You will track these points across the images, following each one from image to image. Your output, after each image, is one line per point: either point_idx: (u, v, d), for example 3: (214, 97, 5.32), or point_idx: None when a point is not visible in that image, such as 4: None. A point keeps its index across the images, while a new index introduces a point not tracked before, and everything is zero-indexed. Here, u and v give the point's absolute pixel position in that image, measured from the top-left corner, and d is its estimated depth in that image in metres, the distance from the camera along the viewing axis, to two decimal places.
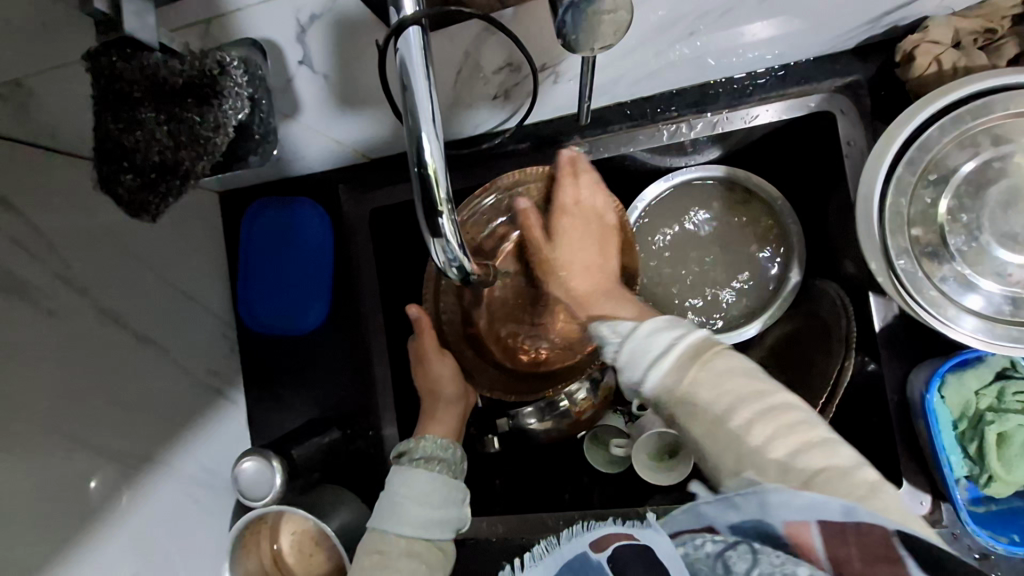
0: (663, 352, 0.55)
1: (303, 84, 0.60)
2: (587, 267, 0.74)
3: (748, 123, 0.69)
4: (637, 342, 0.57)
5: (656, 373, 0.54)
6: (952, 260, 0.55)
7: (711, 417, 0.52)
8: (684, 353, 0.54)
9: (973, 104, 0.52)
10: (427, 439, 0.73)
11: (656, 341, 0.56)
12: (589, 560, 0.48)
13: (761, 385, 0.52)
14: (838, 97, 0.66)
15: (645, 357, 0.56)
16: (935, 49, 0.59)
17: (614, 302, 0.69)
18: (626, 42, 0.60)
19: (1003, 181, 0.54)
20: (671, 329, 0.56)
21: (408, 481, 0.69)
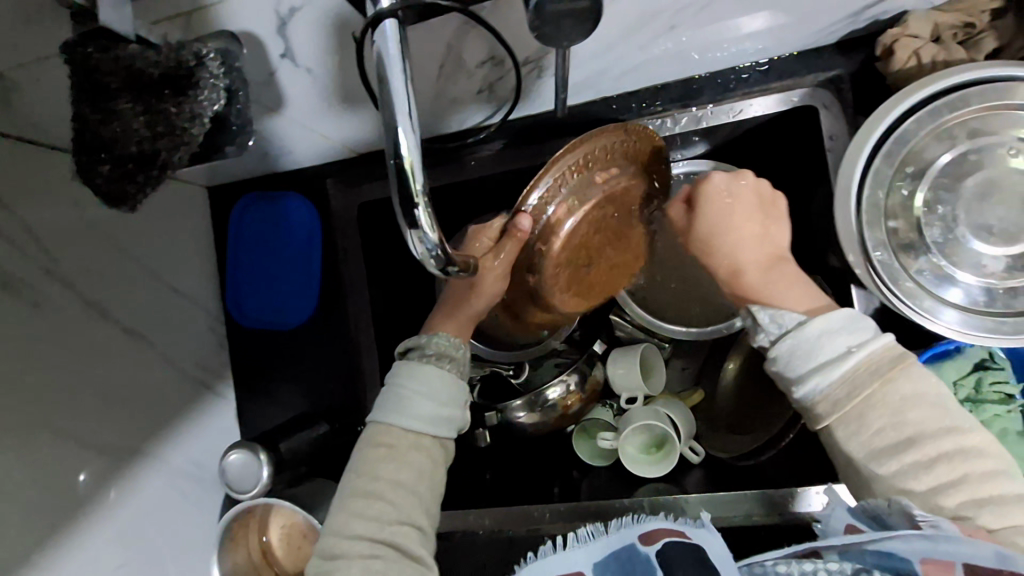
0: (834, 358, 0.50)
1: (287, 75, 0.59)
2: (748, 239, 0.60)
3: (733, 117, 0.70)
4: (797, 343, 0.52)
5: (818, 379, 0.50)
6: (929, 253, 0.55)
7: (857, 451, 0.50)
8: (861, 370, 0.49)
9: (949, 98, 0.53)
10: (440, 336, 0.62)
11: (828, 345, 0.51)
12: (636, 552, 0.52)
13: (912, 431, 0.48)
14: (821, 91, 0.67)
15: (812, 359, 0.51)
16: (914, 43, 0.59)
17: (791, 291, 0.56)
18: (608, 36, 0.60)
19: (980, 174, 0.55)
20: (847, 331, 0.51)
21: (414, 374, 0.59)
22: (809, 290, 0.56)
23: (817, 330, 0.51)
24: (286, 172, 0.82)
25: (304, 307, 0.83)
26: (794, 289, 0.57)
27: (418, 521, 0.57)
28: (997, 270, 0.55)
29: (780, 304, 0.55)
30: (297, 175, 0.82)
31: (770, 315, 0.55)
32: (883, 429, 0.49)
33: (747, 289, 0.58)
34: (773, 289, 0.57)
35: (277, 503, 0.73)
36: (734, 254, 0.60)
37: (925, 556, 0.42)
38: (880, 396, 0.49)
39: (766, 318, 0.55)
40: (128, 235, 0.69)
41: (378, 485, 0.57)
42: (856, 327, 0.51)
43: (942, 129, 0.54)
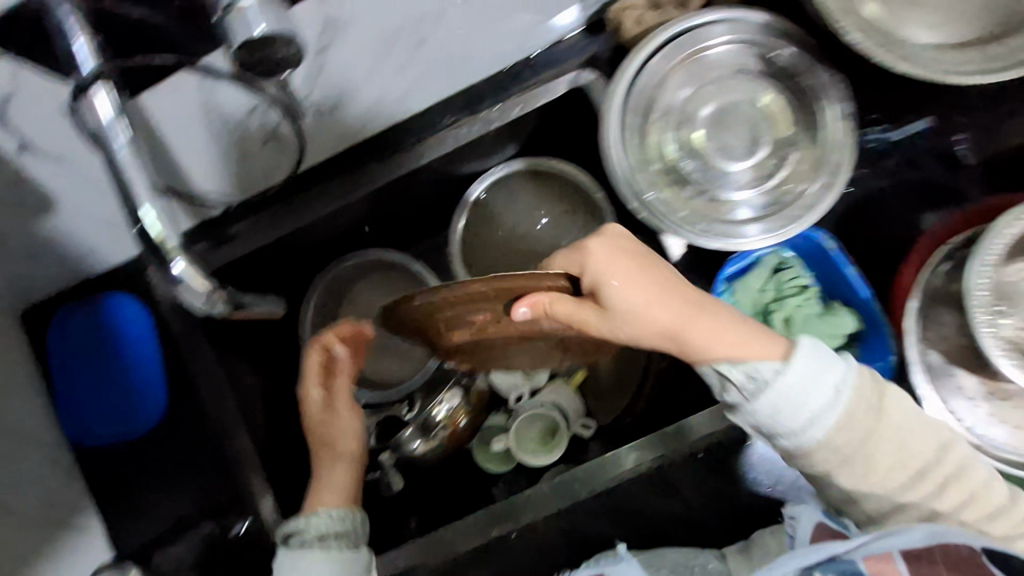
0: (828, 403, 0.54)
1: (53, 173, 0.62)
2: (654, 306, 0.55)
3: (514, 112, 0.76)
4: (793, 396, 0.54)
5: (823, 426, 0.54)
6: (693, 183, 0.63)
7: (887, 498, 0.58)
8: (856, 403, 0.55)
9: (664, 51, 0.61)
10: (319, 515, 0.61)
11: (820, 389, 0.54)
12: None
13: (890, 441, 0.56)
14: (588, 72, 0.74)
15: (801, 411, 0.54)
16: (635, 13, 0.68)
17: (756, 352, 0.56)
18: (356, 57, 0.65)
19: (710, 109, 0.63)
20: (827, 364, 0.55)
21: (294, 569, 0.58)
22: (738, 319, 0.58)
23: (799, 376, 0.54)
24: (102, 272, 0.78)
25: (157, 403, 0.78)
26: (769, 337, 0.57)
27: None
28: (750, 179, 0.63)
29: (748, 358, 0.55)
30: (116, 274, 0.79)
31: (743, 373, 0.55)
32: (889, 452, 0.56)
33: (692, 348, 0.57)
34: (751, 350, 0.56)
35: None
36: (668, 320, 0.56)
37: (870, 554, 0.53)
38: (867, 419, 0.55)
39: (737, 376, 0.56)
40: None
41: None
42: (828, 365, 0.55)
43: (668, 77, 0.62)
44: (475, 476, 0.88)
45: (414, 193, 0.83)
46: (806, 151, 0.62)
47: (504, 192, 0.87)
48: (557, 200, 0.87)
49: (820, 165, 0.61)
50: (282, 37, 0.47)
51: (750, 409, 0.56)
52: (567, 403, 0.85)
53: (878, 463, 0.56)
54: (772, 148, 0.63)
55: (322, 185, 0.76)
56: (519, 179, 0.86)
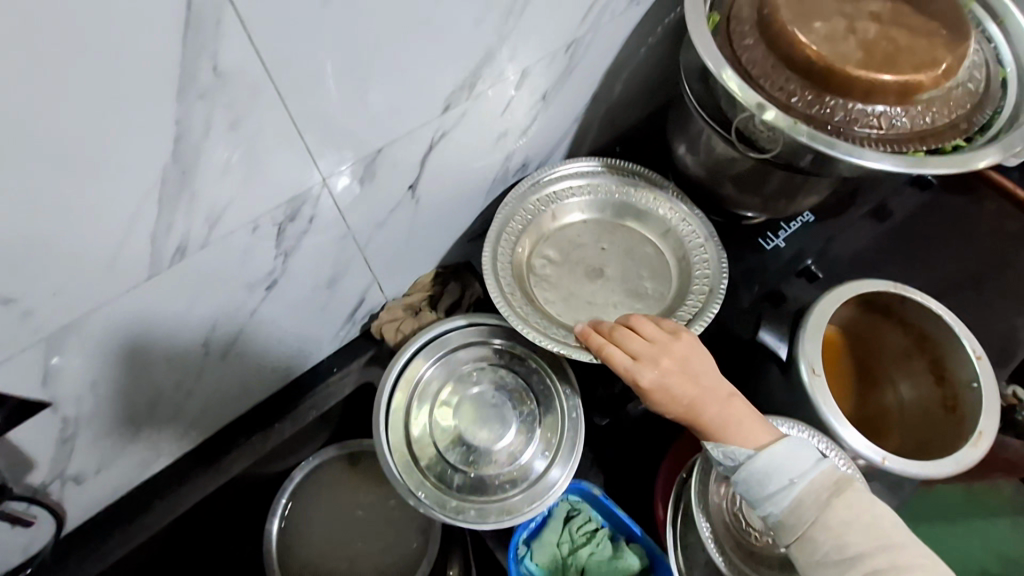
0: (789, 482, 0.57)
1: None
2: (676, 394, 0.60)
3: (307, 417, 0.81)
4: (760, 467, 0.58)
5: (784, 489, 0.57)
6: (457, 471, 0.69)
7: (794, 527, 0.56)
8: (795, 461, 0.58)
9: (413, 361, 0.72)
10: None
11: (782, 472, 0.57)
12: None
13: (787, 473, 0.57)
14: (370, 370, 0.84)
15: (782, 472, 0.57)
16: (394, 323, 0.82)
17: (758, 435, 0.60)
18: (113, 433, 0.62)
19: (465, 397, 0.72)
20: (804, 451, 0.59)
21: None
22: (757, 418, 0.62)
23: (776, 455, 0.58)
24: None
25: None
26: (756, 420, 0.61)
27: None
28: (506, 454, 0.70)
29: (734, 443, 0.60)
30: None
31: (724, 453, 0.60)
32: (813, 515, 0.56)
33: (706, 428, 0.61)
34: (730, 428, 0.60)
35: None
36: (684, 403, 0.61)
37: None
38: (781, 463, 0.57)
39: (721, 455, 0.60)
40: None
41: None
42: (803, 457, 0.58)
43: (424, 378, 0.72)
44: None
45: (224, 509, 0.81)
46: (547, 422, 0.72)
47: (314, 486, 0.87)
48: (368, 481, 0.89)
49: (558, 436, 0.71)
50: None
51: (722, 460, 0.60)
52: None
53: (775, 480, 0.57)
54: (518, 422, 0.72)
55: (99, 539, 0.72)
56: (335, 467, 0.88)
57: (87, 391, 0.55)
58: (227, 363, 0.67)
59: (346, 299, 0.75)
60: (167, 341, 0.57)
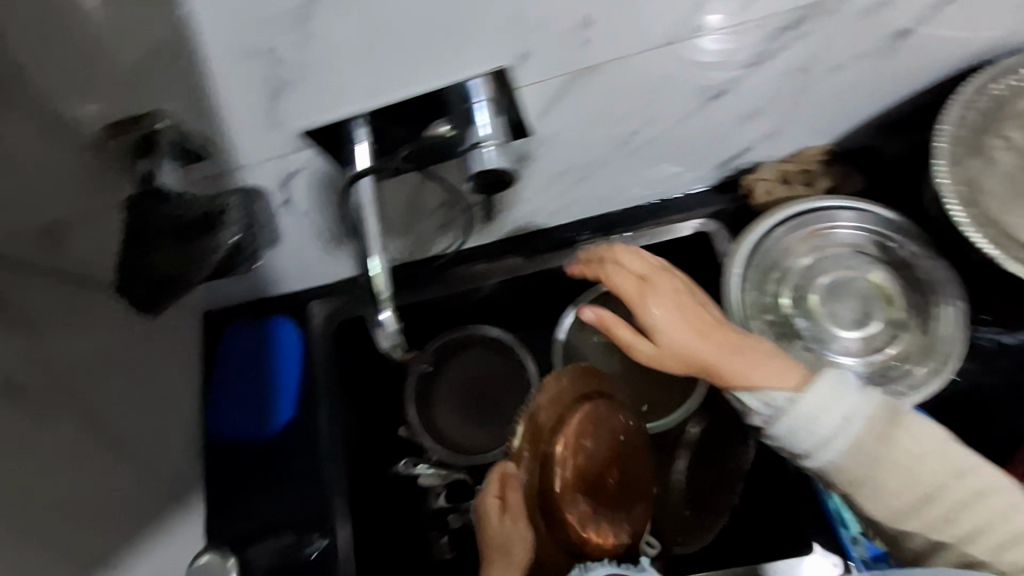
0: (844, 415, 0.60)
1: (287, 219, 0.73)
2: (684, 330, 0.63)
3: (650, 239, 0.85)
4: (808, 399, 0.60)
5: (831, 416, 0.60)
6: (801, 339, 0.70)
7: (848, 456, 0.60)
8: (827, 387, 0.61)
9: (791, 222, 0.72)
10: None
11: (928, 432, 0.61)
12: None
13: (854, 417, 0.61)
14: (714, 220, 0.84)
15: (928, 433, 0.61)
16: (768, 184, 0.79)
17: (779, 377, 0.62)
18: (533, 185, 0.76)
19: (824, 276, 0.72)
20: (847, 370, 0.63)
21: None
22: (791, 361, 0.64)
23: (920, 416, 0.62)
24: (277, 299, 0.97)
25: (288, 411, 0.91)
26: (773, 365, 0.63)
27: None
28: (852, 349, 0.70)
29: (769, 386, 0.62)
30: (286, 302, 0.97)
31: (760, 399, 0.62)
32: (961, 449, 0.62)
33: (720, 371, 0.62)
34: (754, 373, 0.62)
35: None
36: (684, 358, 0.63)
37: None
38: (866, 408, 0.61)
39: (757, 403, 0.62)
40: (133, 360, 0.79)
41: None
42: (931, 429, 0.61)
43: (789, 242, 0.72)
44: None
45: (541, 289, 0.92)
46: (914, 338, 0.69)
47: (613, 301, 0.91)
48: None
49: (910, 356, 0.68)
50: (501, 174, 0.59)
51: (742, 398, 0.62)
52: None
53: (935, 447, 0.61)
54: (882, 324, 0.70)
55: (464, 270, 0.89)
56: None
57: (549, 138, 0.66)
58: (628, 161, 0.75)
59: (736, 145, 0.75)
60: (611, 122, 0.66)
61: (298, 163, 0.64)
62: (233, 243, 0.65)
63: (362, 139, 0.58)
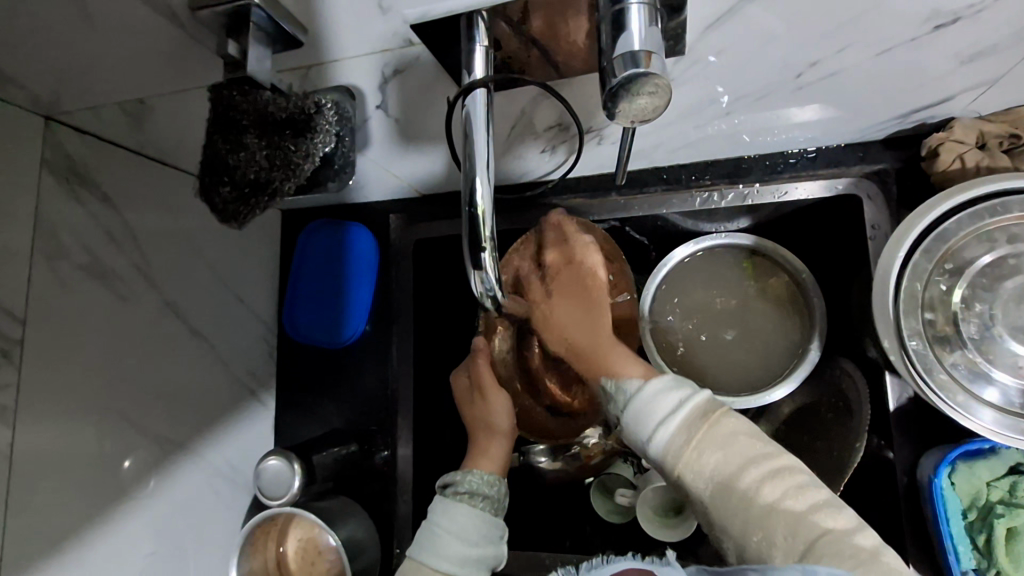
0: (667, 413, 0.56)
1: (376, 123, 0.64)
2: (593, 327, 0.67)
3: (778, 198, 0.73)
4: (647, 396, 0.57)
5: (662, 431, 0.55)
6: (964, 347, 0.57)
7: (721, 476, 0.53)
8: (693, 417, 0.55)
9: (989, 203, 0.56)
10: (473, 474, 0.69)
11: (662, 402, 0.56)
12: None
13: (748, 457, 0.53)
14: (866, 182, 0.70)
15: (654, 416, 0.56)
16: (959, 148, 0.63)
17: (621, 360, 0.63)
18: (665, 117, 0.65)
19: (1019, 277, 0.56)
20: (677, 388, 0.57)
21: (448, 514, 0.65)
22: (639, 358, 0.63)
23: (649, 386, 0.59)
24: (357, 205, 0.91)
25: (358, 325, 0.89)
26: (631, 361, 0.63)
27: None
28: None
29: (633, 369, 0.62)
30: (365, 211, 0.91)
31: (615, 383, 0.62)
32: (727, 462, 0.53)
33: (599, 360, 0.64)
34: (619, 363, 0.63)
35: (300, 513, 0.78)
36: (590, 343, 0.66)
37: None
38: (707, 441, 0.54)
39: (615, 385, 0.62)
40: (215, 255, 0.80)
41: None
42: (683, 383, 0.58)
43: (978, 231, 0.57)
44: (579, 515, 0.88)
45: (636, 232, 0.83)
46: None
47: (715, 261, 0.83)
48: (757, 287, 0.81)
49: None
50: (650, 88, 0.42)
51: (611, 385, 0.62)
52: None
53: (710, 452, 0.54)
54: None
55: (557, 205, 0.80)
56: (738, 255, 0.82)
57: (709, 58, 0.56)
58: (784, 101, 0.62)
59: (940, 91, 0.60)
60: (792, 47, 0.55)
61: (394, 61, 0.55)
62: (325, 152, 0.60)
63: (479, 74, 0.47)
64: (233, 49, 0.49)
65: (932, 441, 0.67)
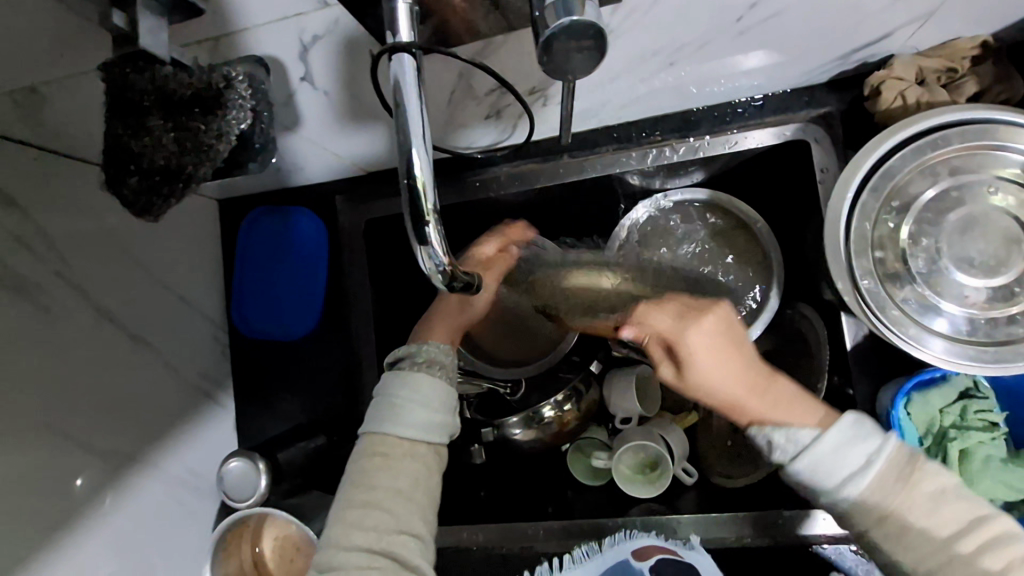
0: (858, 467, 0.54)
1: (304, 98, 0.60)
2: (741, 371, 0.63)
3: (731, 148, 0.73)
4: (832, 446, 0.55)
5: (852, 487, 0.53)
6: (914, 283, 0.58)
7: (898, 517, 0.52)
8: (887, 475, 0.53)
9: (930, 137, 0.57)
10: (427, 346, 0.67)
11: (854, 455, 0.54)
12: (630, 565, 0.66)
13: (936, 494, 0.53)
14: (813, 127, 0.70)
15: (841, 467, 0.54)
16: (899, 85, 0.63)
17: (787, 409, 0.59)
18: (610, 72, 0.62)
19: (961, 209, 0.58)
20: (864, 440, 0.55)
21: (405, 383, 0.62)
22: (802, 398, 0.61)
23: (833, 444, 0.55)
24: (298, 188, 0.86)
25: (309, 316, 0.86)
26: (797, 404, 0.60)
27: (416, 530, 0.59)
28: (978, 301, 0.58)
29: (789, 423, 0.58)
30: (309, 191, 0.86)
31: (783, 435, 0.57)
32: (909, 510, 0.53)
33: (749, 410, 0.61)
34: (779, 412, 0.59)
35: (272, 512, 0.76)
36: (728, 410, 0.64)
37: None
38: (913, 502, 0.52)
39: (780, 440, 0.57)
40: (147, 254, 0.75)
41: (378, 493, 0.59)
42: (866, 438, 0.55)
43: (923, 166, 0.58)
44: (558, 479, 0.89)
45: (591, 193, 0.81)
46: None
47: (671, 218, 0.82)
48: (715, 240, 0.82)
49: None
50: (585, 36, 0.40)
51: (772, 432, 0.58)
52: (673, 443, 0.82)
53: (900, 493, 0.53)
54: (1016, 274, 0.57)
55: (510, 175, 0.77)
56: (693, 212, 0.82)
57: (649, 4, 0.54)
58: (727, 47, 0.60)
59: (875, 29, 0.60)
60: None
61: (312, 26, 0.52)
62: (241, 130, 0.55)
63: (405, 39, 0.43)
64: (120, 18, 0.44)
65: (892, 375, 0.69)
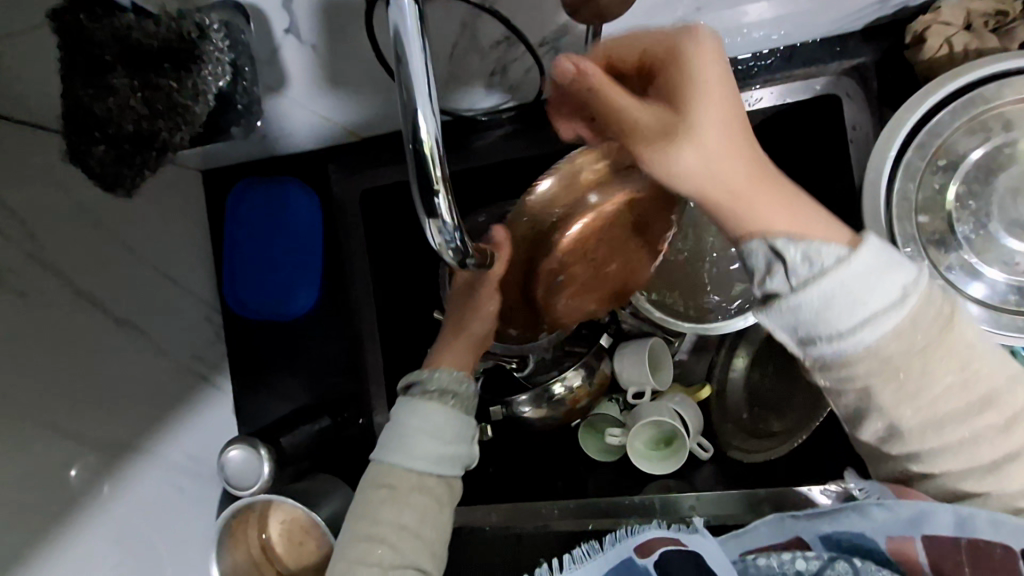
0: (884, 306, 0.42)
1: (291, 54, 0.54)
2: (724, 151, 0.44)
3: (749, 106, 0.67)
4: (845, 286, 0.42)
5: (869, 331, 0.43)
6: (959, 248, 0.54)
7: (957, 416, 0.45)
8: (924, 319, 0.43)
9: (986, 88, 0.51)
10: (441, 370, 0.63)
11: (886, 287, 0.42)
12: (633, 564, 0.48)
13: (986, 390, 0.45)
14: (844, 80, 0.65)
15: (860, 307, 0.42)
16: (946, 31, 0.57)
17: (787, 213, 0.45)
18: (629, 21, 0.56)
19: (1013, 167, 0.53)
20: (899, 268, 0.43)
21: (416, 412, 0.60)
22: (813, 209, 0.46)
23: (859, 268, 0.42)
24: (284, 157, 0.80)
25: (309, 293, 0.82)
26: (807, 216, 0.45)
27: (422, 564, 0.57)
28: None
29: (814, 235, 0.44)
30: (296, 159, 0.80)
31: (802, 252, 0.43)
32: (994, 458, 0.46)
33: (748, 208, 0.45)
34: (769, 211, 0.45)
35: (277, 499, 0.73)
36: (708, 180, 0.45)
37: (891, 534, 0.45)
38: (1001, 442, 0.45)
39: (796, 254, 0.43)
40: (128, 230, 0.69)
41: (382, 528, 0.57)
42: (898, 263, 0.43)
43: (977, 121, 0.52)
44: (570, 456, 0.86)
45: None
46: None
47: None
48: None
49: None
50: None
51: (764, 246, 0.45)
52: (688, 416, 0.80)
53: (946, 383, 0.45)
54: None
55: (514, 140, 0.72)
56: None
57: None
58: None
59: None
60: None
61: None
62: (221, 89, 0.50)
63: None
64: None
65: None
